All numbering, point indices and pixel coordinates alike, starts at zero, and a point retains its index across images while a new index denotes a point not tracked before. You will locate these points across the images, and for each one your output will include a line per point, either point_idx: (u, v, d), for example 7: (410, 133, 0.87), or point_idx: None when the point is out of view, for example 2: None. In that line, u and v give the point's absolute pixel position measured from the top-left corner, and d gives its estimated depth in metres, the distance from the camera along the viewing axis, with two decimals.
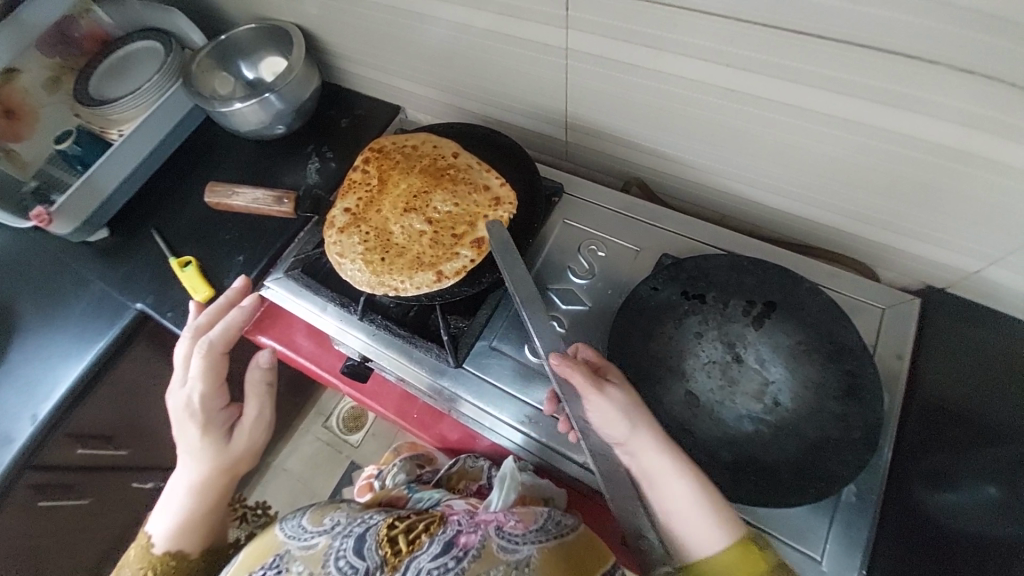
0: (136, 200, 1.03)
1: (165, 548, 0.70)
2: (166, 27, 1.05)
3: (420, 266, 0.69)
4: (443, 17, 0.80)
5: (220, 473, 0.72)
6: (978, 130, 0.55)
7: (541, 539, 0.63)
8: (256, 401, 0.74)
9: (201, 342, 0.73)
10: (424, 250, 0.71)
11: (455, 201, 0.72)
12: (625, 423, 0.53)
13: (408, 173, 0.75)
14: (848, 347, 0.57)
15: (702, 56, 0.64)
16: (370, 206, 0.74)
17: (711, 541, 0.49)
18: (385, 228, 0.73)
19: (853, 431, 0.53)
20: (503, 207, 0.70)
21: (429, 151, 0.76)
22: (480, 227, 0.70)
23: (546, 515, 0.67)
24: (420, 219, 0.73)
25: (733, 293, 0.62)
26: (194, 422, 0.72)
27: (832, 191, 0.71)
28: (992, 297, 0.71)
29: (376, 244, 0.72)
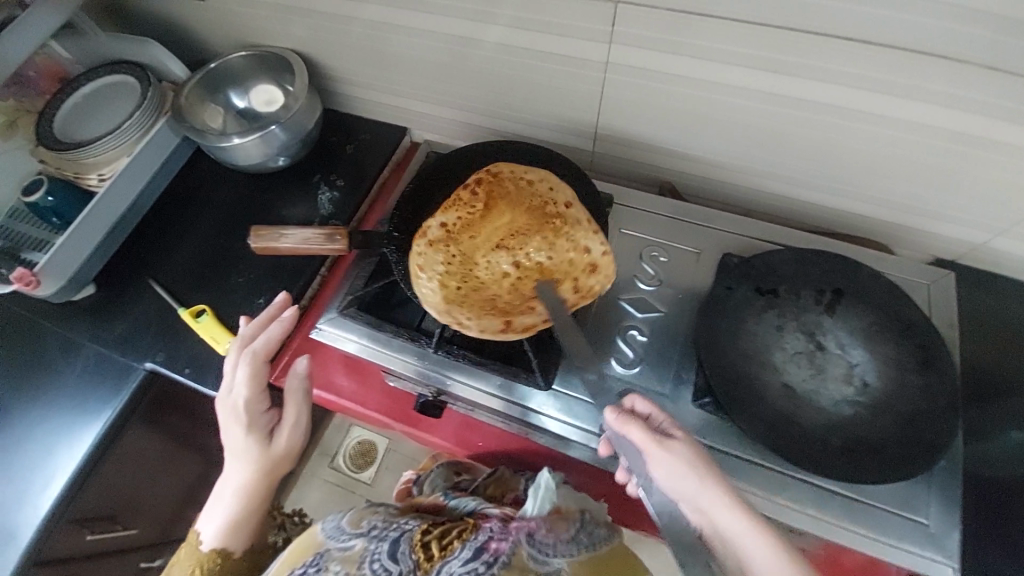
0: (122, 249, 0.93)
1: (214, 546, 0.70)
2: (139, 57, 0.96)
3: (492, 310, 0.68)
4: (469, 36, 0.79)
5: (262, 477, 0.70)
6: (1002, 119, 0.61)
7: (571, 553, 0.66)
8: (296, 407, 0.71)
9: (243, 347, 0.70)
10: (501, 293, 0.70)
11: (551, 253, 0.69)
12: (694, 480, 0.54)
13: (517, 208, 0.71)
14: (914, 323, 0.62)
15: (747, 64, 0.67)
16: (463, 233, 0.71)
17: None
18: (471, 258, 0.71)
19: (939, 399, 0.58)
20: (597, 279, 0.67)
21: (545, 191, 0.70)
22: (566, 289, 0.68)
23: (580, 527, 0.70)
24: (509, 261, 0.70)
25: (803, 284, 0.66)
26: (237, 424, 0.69)
27: (858, 181, 0.77)
28: (997, 264, 0.80)
29: (458, 270, 0.70)
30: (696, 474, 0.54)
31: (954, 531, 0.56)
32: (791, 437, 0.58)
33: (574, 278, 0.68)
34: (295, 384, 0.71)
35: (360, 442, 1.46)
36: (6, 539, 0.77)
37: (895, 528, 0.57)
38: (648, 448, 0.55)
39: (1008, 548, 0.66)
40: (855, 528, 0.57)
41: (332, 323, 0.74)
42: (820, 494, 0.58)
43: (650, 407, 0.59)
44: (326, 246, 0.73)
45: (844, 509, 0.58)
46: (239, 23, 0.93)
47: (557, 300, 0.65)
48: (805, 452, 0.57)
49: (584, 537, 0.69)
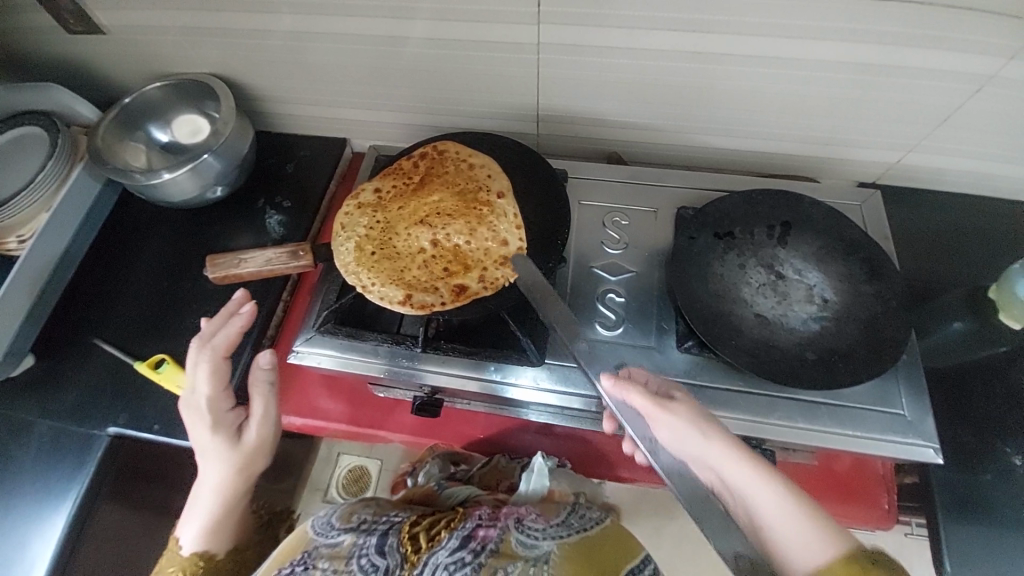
0: (57, 312, 0.86)
1: (194, 550, 0.69)
2: (43, 105, 0.90)
3: (398, 280, 0.70)
4: (398, 35, 0.78)
5: (235, 474, 0.67)
6: (896, 46, 0.69)
7: (562, 535, 0.66)
8: (262, 402, 0.67)
9: (200, 345, 0.66)
10: (413, 267, 0.71)
11: (468, 238, 0.72)
12: (698, 435, 0.56)
13: (450, 187, 0.74)
14: (857, 240, 0.68)
15: (670, 27, 0.71)
16: (394, 203, 0.75)
17: (817, 549, 0.48)
18: (394, 228, 0.74)
19: (891, 301, 0.64)
20: (505, 270, 0.69)
21: (482, 178, 0.75)
22: (474, 275, 0.70)
23: (573, 511, 0.70)
24: (428, 237, 0.72)
25: (755, 222, 0.71)
26: (202, 422, 0.66)
27: (784, 123, 0.83)
28: (910, 179, 0.89)
29: (378, 236, 0.74)
30: (699, 429, 0.56)
31: (925, 415, 0.63)
32: (774, 360, 0.62)
33: (485, 266, 0.70)
34: (257, 379, 0.66)
35: (351, 469, 1.41)
36: None
37: (877, 423, 0.63)
38: (650, 412, 0.58)
39: (965, 421, 0.74)
40: (841, 429, 0.63)
41: (312, 343, 0.72)
42: (810, 409, 0.63)
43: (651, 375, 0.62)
44: (290, 265, 0.72)
45: (834, 416, 0.63)
46: (148, 54, 0.88)
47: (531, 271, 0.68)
48: (789, 370, 0.61)
49: (574, 520, 0.69)
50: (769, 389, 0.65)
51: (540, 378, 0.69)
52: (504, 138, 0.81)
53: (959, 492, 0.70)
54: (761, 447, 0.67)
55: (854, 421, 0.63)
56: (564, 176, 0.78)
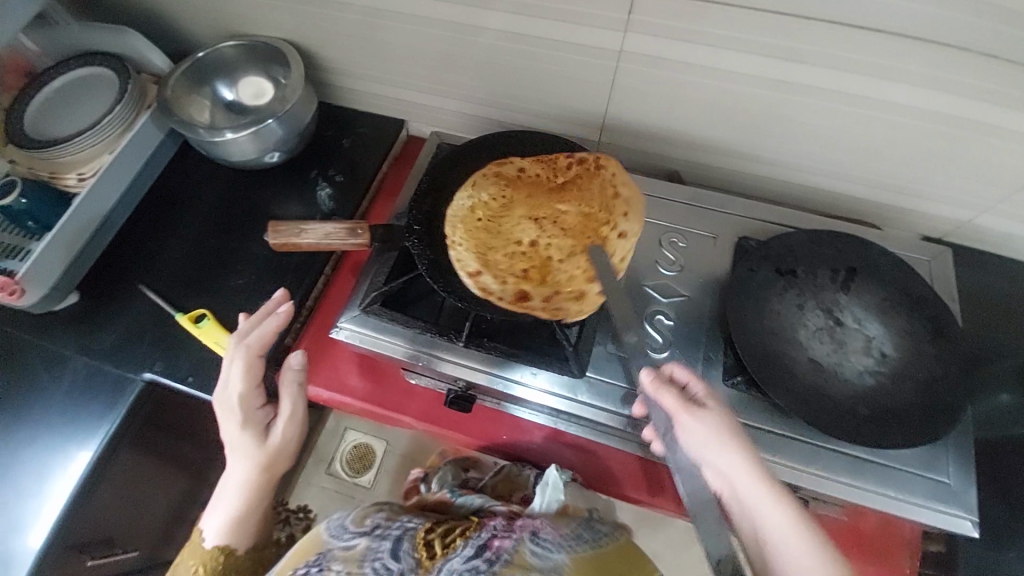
0: (106, 254, 0.87)
1: (217, 542, 0.70)
2: (117, 48, 0.90)
3: (478, 254, 0.71)
4: (478, 25, 0.77)
5: (261, 471, 0.68)
6: (994, 103, 0.66)
7: (574, 550, 0.65)
8: (291, 398, 0.69)
9: (235, 342, 0.66)
10: (500, 255, 0.71)
11: (563, 261, 0.70)
12: (721, 447, 0.55)
13: (581, 205, 0.72)
14: (924, 296, 0.66)
15: (760, 52, 0.69)
16: (524, 191, 0.74)
17: (816, 565, 0.51)
18: (509, 211, 0.74)
19: (953, 365, 0.62)
20: (573, 303, 0.68)
21: (617, 215, 0.71)
22: (538, 290, 0.69)
23: (584, 529, 0.70)
24: (531, 236, 0.73)
25: (819, 264, 0.68)
26: (232, 419, 0.67)
27: (857, 165, 0.80)
28: (980, 240, 0.85)
29: (492, 210, 0.73)
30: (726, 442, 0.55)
31: (971, 489, 0.61)
32: (823, 408, 0.60)
33: (563, 292, 0.69)
34: (290, 378, 0.69)
35: (356, 446, 1.42)
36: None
37: (921, 489, 0.61)
38: (678, 415, 0.57)
39: (1006, 498, 0.72)
40: (880, 490, 0.61)
41: (355, 321, 0.72)
42: (852, 464, 0.61)
43: (690, 377, 0.59)
44: (347, 242, 0.72)
45: (877, 476, 0.61)
46: (226, 11, 0.89)
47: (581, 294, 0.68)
48: (838, 421, 0.59)
49: (586, 534, 0.69)
50: (814, 438, 0.63)
51: (578, 391, 0.68)
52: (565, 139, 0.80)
53: (988, 569, 0.68)
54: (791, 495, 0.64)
55: (896, 484, 0.60)
56: (626, 188, 0.76)
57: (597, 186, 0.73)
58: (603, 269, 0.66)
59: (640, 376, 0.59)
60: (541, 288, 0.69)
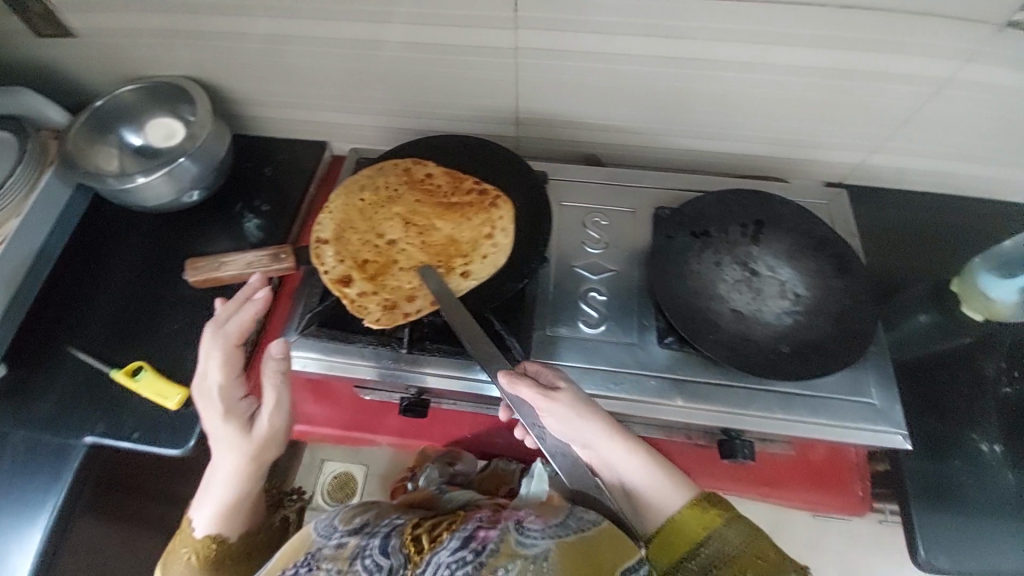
0: (29, 321, 0.83)
1: (207, 534, 0.67)
2: (10, 109, 0.87)
3: (338, 233, 0.75)
4: (378, 39, 0.79)
5: (249, 463, 0.65)
6: (858, 52, 0.72)
7: (560, 534, 0.57)
8: (274, 390, 0.64)
9: (214, 332, 0.65)
10: (353, 243, 0.75)
11: (402, 268, 0.73)
12: (581, 422, 0.62)
13: (451, 231, 0.75)
14: (826, 237, 0.72)
15: (644, 32, 0.73)
16: (419, 195, 0.78)
17: (676, 500, 0.61)
18: (390, 208, 0.77)
19: (859, 295, 0.67)
20: (382, 306, 0.70)
21: (473, 253, 0.72)
22: (362, 280, 0.72)
23: (571, 512, 0.60)
24: (394, 238, 0.75)
25: (729, 222, 0.73)
26: (214, 411, 0.64)
27: (755, 125, 0.86)
28: (876, 178, 0.93)
29: (376, 201, 0.78)
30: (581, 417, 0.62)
31: (894, 404, 0.66)
32: (749, 353, 0.64)
33: (378, 294, 0.70)
34: (271, 368, 0.64)
35: (335, 475, 1.40)
36: None
37: (851, 412, 0.65)
38: (538, 404, 0.61)
39: (935, 410, 0.78)
40: (814, 420, 0.65)
41: (295, 346, 0.71)
42: (786, 400, 0.66)
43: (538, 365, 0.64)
44: (272, 267, 0.73)
45: (810, 408, 0.66)
46: (121, 56, 0.87)
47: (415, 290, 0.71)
48: (764, 362, 0.64)
49: (573, 520, 0.60)
50: (750, 383, 0.67)
51: None
52: (479, 140, 0.82)
53: (930, 476, 0.74)
54: (738, 439, 0.68)
55: (829, 412, 0.65)
56: (544, 177, 0.79)
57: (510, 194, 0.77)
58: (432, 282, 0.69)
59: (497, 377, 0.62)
60: (367, 283, 0.72)
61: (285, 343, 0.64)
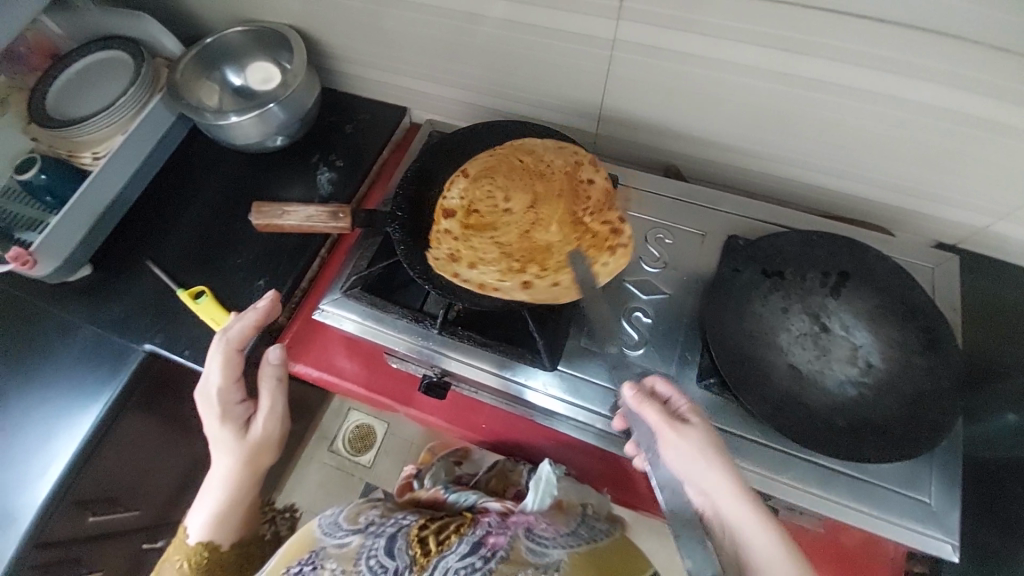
0: (117, 230, 0.91)
1: (200, 539, 0.73)
2: (134, 32, 0.94)
3: (482, 175, 0.74)
4: (474, 12, 0.77)
5: (243, 466, 0.71)
6: (1010, 102, 0.61)
7: (571, 547, 0.67)
8: (269, 397, 0.70)
9: (218, 336, 0.69)
10: (483, 188, 0.74)
11: (491, 238, 0.71)
12: (705, 465, 0.54)
13: (558, 244, 0.70)
14: (919, 306, 0.63)
15: (757, 42, 0.66)
16: (564, 193, 0.72)
17: None
18: (538, 185, 0.72)
19: (942, 380, 0.59)
20: (440, 251, 0.70)
21: (554, 274, 0.68)
22: (452, 222, 0.72)
23: (581, 524, 0.72)
24: (512, 212, 0.73)
25: (809, 266, 0.65)
26: (213, 414, 0.70)
27: (864, 162, 0.76)
28: (996, 248, 0.80)
29: (529, 171, 0.73)
30: (706, 456, 0.54)
31: (955, 514, 0.57)
32: (795, 417, 0.58)
33: (456, 244, 0.70)
34: (268, 374, 0.70)
35: (359, 426, 1.46)
36: (5, 519, 0.77)
37: (899, 507, 0.58)
38: (661, 430, 0.56)
39: (996, 521, 0.69)
40: (853, 504, 0.58)
41: (337, 304, 0.73)
42: (825, 474, 0.59)
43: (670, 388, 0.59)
44: (328, 224, 0.75)
45: (849, 490, 0.59)
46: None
47: (478, 265, 0.69)
48: (811, 432, 0.57)
49: (584, 530, 0.71)
50: (787, 448, 0.60)
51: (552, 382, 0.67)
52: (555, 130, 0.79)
53: None
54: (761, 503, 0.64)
55: (873, 500, 0.58)
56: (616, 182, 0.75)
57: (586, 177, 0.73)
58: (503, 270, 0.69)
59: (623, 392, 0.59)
60: (453, 228, 0.72)
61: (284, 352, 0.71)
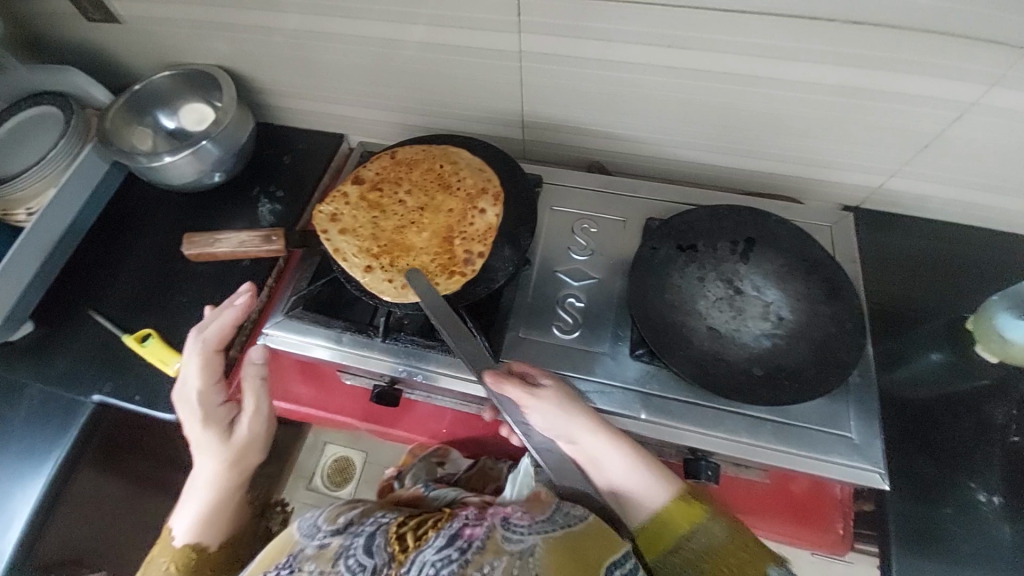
0: (60, 284, 0.91)
1: (188, 542, 0.66)
2: (62, 89, 0.96)
3: (404, 161, 0.79)
4: (390, 38, 0.82)
5: (229, 468, 0.67)
6: (871, 69, 0.68)
7: (547, 530, 0.56)
8: (252, 395, 0.68)
9: (194, 338, 0.69)
10: (398, 171, 0.79)
11: (376, 214, 0.76)
12: (563, 418, 0.62)
13: (420, 249, 0.73)
14: (819, 260, 0.69)
15: (646, 41, 0.72)
16: (455, 214, 0.74)
17: (656, 497, 0.60)
18: (439, 195, 0.76)
19: (846, 323, 0.64)
20: (324, 211, 0.75)
21: (392, 275, 0.70)
22: (355, 190, 0.77)
23: (558, 509, 0.60)
24: (405, 206, 0.76)
25: (718, 237, 0.71)
26: (194, 415, 0.67)
27: (763, 140, 0.83)
28: (893, 203, 0.88)
29: (441, 182, 0.77)
30: (563, 412, 0.62)
31: (876, 443, 0.62)
32: (718, 374, 0.63)
33: (345, 210, 0.76)
34: (248, 373, 0.68)
35: (336, 459, 1.45)
36: None
37: (827, 446, 0.62)
38: (523, 400, 0.62)
39: (927, 451, 0.73)
40: (785, 448, 0.63)
41: (279, 327, 0.75)
42: (755, 424, 0.64)
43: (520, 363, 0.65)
44: (261, 248, 0.76)
45: (779, 435, 0.63)
46: (160, 46, 0.94)
47: (349, 237, 0.73)
48: (734, 385, 0.62)
49: (561, 517, 0.58)
50: (717, 405, 0.65)
51: None
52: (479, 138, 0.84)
53: (921, 529, 0.69)
54: (704, 460, 0.67)
55: (803, 443, 0.62)
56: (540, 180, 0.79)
57: (507, 177, 0.77)
58: (365, 247, 0.73)
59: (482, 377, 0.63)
60: (351, 194, 0.77)
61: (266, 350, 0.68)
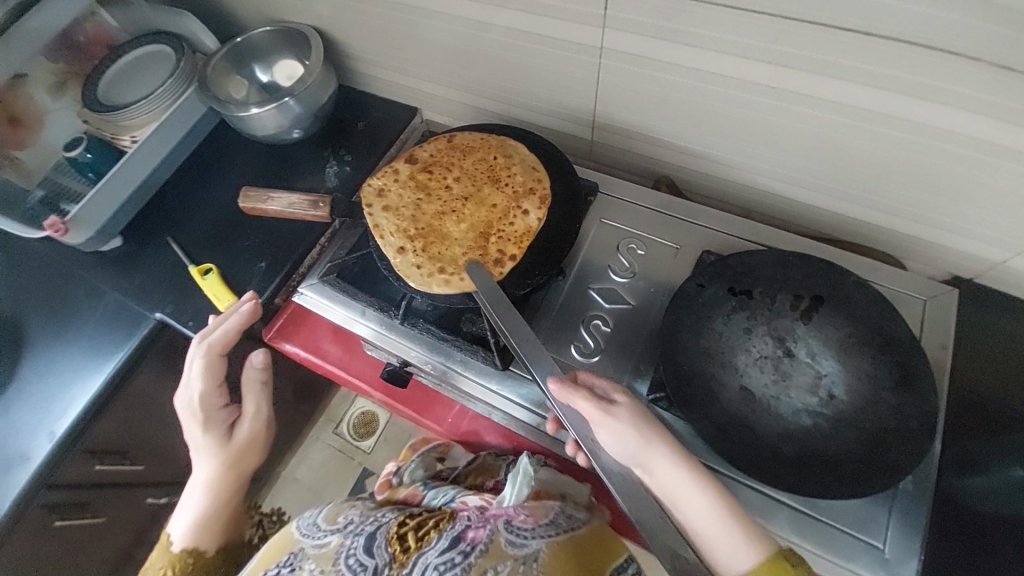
0: (148, 207, 1.00)
1: (184, 546, 0.73)
2: (179, 30, 1.04)
3: (459, 148, 0.77)
4: (471, 17, 0.79)
5: (227, 468, 0.74)
6: (1019, 125, 0.56)
7: (551, 535, 0.65)
8: (252, 399, 0.76)
9: (199, 342, 0.74)
10: (451, 156, 0.77)
11: (420, 196, 0.75)
12: (641, 445, 0.54)
13: (456, 241, 0.71)
14: (898, 338, 0.57)
15: (743, 53, 0.63)
16: (497, 210, 0.72)
17: (745, 556, 0.50)
18: (486, 188, 0.74)
19: (910, 421, 0.54)
20: (373, 185, 0.76)
21: (422, 262, 0.69)
22: (406, 168, 0.77)
23: (557, 511, 0.68)
24: (451, 193, 0.74)
25: (780, 287, 0.62)
26: (195, 419, 0.74)
27: (865, 185, 0.71)
28: (1014, 286, 0.73)
29: (490, 175, 0.74)
30: (642, 432, 0.55)
31: (910, 566, 0.53)
32: (738, 441, 0.56)
33: (391, 187, 0.75)
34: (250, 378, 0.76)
35: (363, 413, 1.51)
36: (17, 460, 0.85)
37: (849, 553, 0.54)
38: (594, 417, 0.55)
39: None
40: (795, 541, 0.55)
41: (312, 289, 0.78)
42: (769, 507, 0.56)
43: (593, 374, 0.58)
44: (309, 211, 0.82)
45: (794, 526, 0.55)
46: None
47: (390, 215, 0.73)
48: (754, 458, 0.55)
49: (562, 519, 0.68)
50: (730, 473, 0.58)
51: (504, 380, 0.69)
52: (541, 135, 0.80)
53: None
54: None
55: (820, 541, 0.54)
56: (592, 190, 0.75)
57: (558, 182, 0.73)
58: (403, 228, 0.72)
59: (552, 386, 0.57)
60: (402, 171, 0.77)
61: (266, 355, 0.78)
